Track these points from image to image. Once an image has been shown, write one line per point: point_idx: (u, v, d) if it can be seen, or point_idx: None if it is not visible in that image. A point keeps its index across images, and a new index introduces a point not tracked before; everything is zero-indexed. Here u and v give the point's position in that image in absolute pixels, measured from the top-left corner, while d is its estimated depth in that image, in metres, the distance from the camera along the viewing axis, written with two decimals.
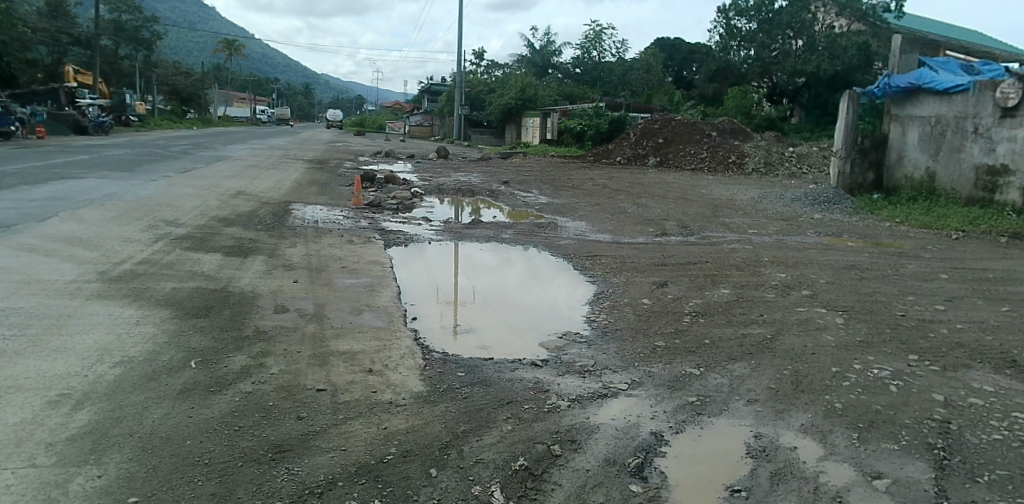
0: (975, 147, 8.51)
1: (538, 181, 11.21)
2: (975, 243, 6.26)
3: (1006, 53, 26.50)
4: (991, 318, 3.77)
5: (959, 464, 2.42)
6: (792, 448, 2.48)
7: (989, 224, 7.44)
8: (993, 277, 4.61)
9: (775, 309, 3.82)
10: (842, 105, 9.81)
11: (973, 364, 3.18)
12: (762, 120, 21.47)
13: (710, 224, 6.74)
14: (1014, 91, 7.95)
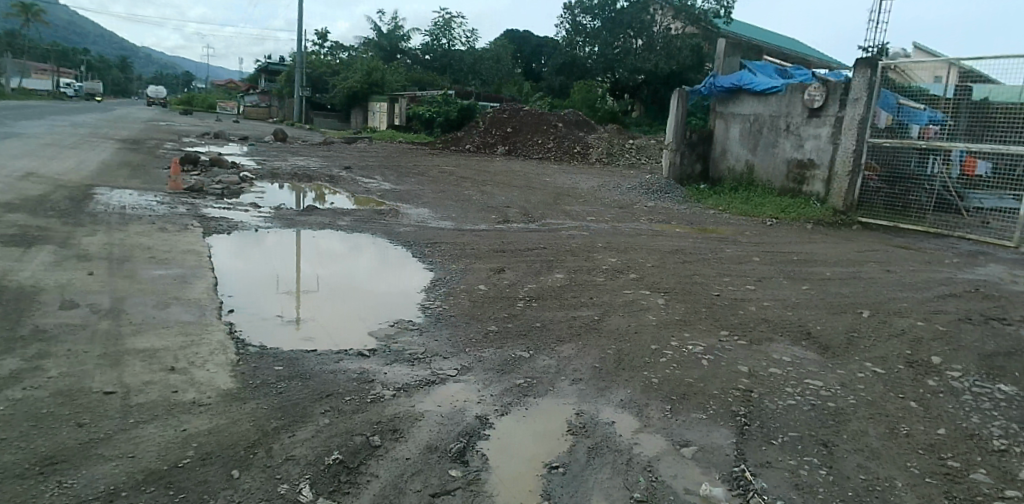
0: (786, 143, 9.45)
1: (382, 167, 11.02)
2: (783, 229, 6.96)
3: (817, 61, 29.71)
4: (792, 296, 4.21)
5: (757, 428, 2.71)
6: (610, 423, 2.61)
7: (797, 213, 8.34)
8: (796, 259, 5.15)
9: (603, 292, 3.98)
10: (672, 102, 10.68)
11: (775, 337, 3.53)
12: (606, 113, 22.06)
13: (552, 212, 6.93)
14: (818, 94, 8.85)
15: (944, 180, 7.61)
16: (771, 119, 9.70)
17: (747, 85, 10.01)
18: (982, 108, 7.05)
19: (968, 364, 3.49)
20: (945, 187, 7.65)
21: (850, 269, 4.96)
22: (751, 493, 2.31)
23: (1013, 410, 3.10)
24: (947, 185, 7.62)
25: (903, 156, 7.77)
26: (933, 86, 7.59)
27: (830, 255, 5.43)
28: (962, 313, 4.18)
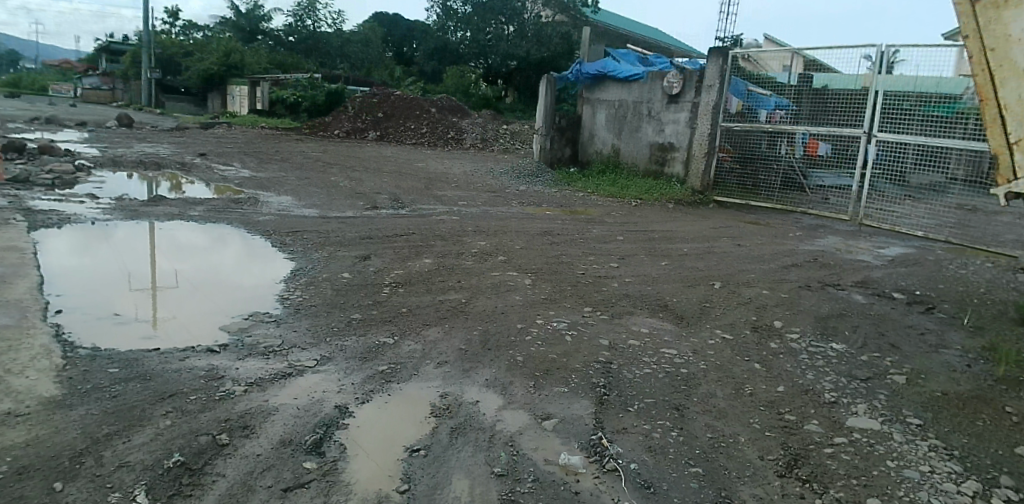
0: (648, 128, 10.06)
1: (241, 153, 10.48)
2: (647, 209, 7.36)
3: (681, 50, 31.42)
4: (652, 271, 4.45)
5: (616, 397, 2.87)
6: (474, 403, 2.67)
7: (661, 194, 8.91)
8: (657, 237, 5.44)
9: (472, 275, 4.02)
10: (541, 87, 10.93)
11: (636, 310, 3.73)
12: (479, 99, 22.28)
13: (422, 197, 6.91)
14: (676, 81, 9.52)
15: (790, 161, 8.12)
16: (634, 104, 10.26)
17: (612, 71, 10.55)
18: (821, 93, 7.68)
19: (806, 326, 3.87)
20: (790, 167, 8.15)
21: (706, 245, 5.33)
22: (606, 460, 2.46)
23: (842, 365, 3.48)
24: (793, 164, 8.08)
25: (753, 138, 8.50)
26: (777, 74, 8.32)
27: (689, 232, 5.79)
28: (802, 281, 4.62)
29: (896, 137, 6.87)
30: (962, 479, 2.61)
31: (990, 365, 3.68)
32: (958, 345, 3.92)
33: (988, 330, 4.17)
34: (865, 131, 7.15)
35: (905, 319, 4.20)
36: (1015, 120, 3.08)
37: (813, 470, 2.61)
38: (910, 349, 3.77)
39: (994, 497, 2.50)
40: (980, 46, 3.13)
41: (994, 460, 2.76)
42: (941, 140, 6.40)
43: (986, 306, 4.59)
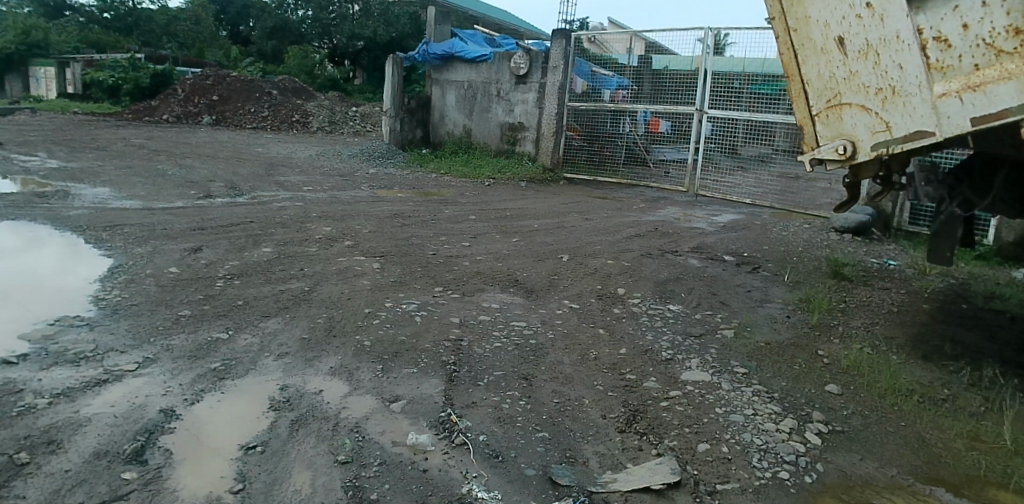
0: (498, 108, 10.38)
1: (48, 142, 9.40)
2: (498, 189, 7.63)
3: (530, 30, 32.31)
4: (502, 249, 4.62)
5: (465, 373, 2.95)
6: (316, 393, 2.64)
7: (511, 173, 9.27)
8: (509, 215, 5.68)
9: (315, 262, 4.00)
10: (388, 68, 10.75)
11: (487, 287, 3.86)
12: (326, 80, 21.77)
13: (263, 184, 6.63)
14: (522, 62, 9.91)
15: (634, 137, 8.72)
16: (482, 85, 10.60)
17: (459, 52, 10.74)
18: (661, 74, 8.21)
19: (647, 291, 4.15)
20: (635, 143, 8.77)
21: (556, 220, 5.60)
22: (455, 434, 2.50)
23: (678, 324, 3.77)
24: (637, 141, 8.69)
25: (599, 117, 9.00)
26: (619, 54, 8.68)
27: (540, 210, 6.05)
28: (645, 250, 4.94)
29: (724, 113, 7.62)
30: (779, 418, 2.95)
31: (805, 314, 4.17)
32: (779, 299, 4.38)
33: (803, 283, 4.71)
34: (696, 107, 7.86)
35: (734, 278, 4.63)
36: (813, 93, 3.48)
37: (650, 423, 2.81)
38: (738, 305, 4.17)
39: (807, 431, 2.89)
40: (786, 27, 3.53)
41: (807, 398, 3.15)
42: (765, 116, 7.17)
43: (802, 263, 5.18)
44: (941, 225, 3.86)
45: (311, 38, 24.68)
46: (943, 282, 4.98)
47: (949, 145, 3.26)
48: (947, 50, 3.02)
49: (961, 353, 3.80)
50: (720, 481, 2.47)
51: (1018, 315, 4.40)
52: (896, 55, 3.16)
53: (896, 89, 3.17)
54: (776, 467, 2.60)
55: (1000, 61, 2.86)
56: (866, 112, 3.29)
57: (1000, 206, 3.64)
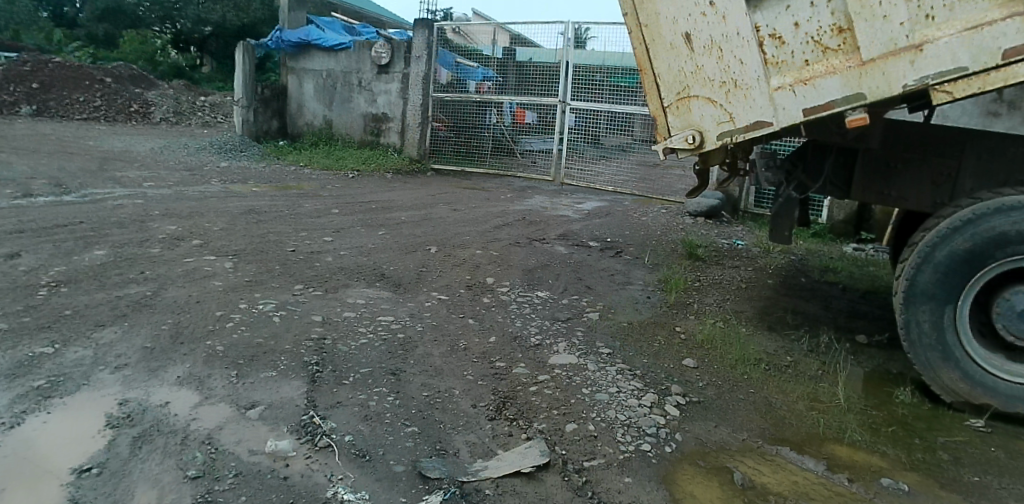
0: (360, 98, 10.62)
1: None
2: (362, 182, 7.64)
3: (392, 18, 31.97)
4: (367, 242, 4.62)
5: (330, 373, 2.85)
6: (162, 405, 2.43)
7: (378, 164, 9.52)
8: (375, 207, 5.79)
9: (159, 264, 3.71)
10: (237, 55, 10.36)
11: (351, 282, 3.81)
12: (168, 67, 20.31)
13: (95, 180, 6.04)
14: (384, 52, 10.24)
15: (501, 128, 9.43)
16: (342, 74, 10.76)
17: (316, 40, 10.83)
18: (524, 66, 8.97)
19: (515, 279, 4.23)
20: (502, 134, 9.49)
21: (424, 212, 5.72)
22: (318, 437, 2.40)
23: (546, 310, 3.86)
24: (503, 132, 9.42)
25: (465, 108, 9.61)
26: (484, 46, 9.36)
27: (405, 202, 6.20)
28: (513, 238, 5.09)
29: (586, 105, 8.43)
30: (641, 393, 3.11)
31: (664, 293, 4.42)
32: (640, 281, 4.61)
33: (662, 264, 5.00)
34: (559, 99, 8.64)
35: (598, 263, 4.83)
36: (664, 87, 3.62)
37: (519, 408, 2.86)
38: (602, 288, 4.35)
39: (666, 404, 3.08)
40: (637, 22, 3.63)
41: (666, 373, 3.35)
42: (625, 107, 8.06)
43: (661, 246, 5.50)
44: (780, 206, 4.21)
45: (150, 22, 22.57)
46: (783, 259, 5.50)
47: (784, 136, 3.60)
48: (781, 46, 3.40)
49: (799, 323, 4.21)
50: (586, 459, 2.56)
51: (846, 285, 4.94)
52: (736, 51, 3.44)
53: (738, 82, 3.45)
54: (638, 440, 2.75)
55: (826, 57, 3.30)
56: (712, 104, 3.51)
57: (830, 188, 3.98)
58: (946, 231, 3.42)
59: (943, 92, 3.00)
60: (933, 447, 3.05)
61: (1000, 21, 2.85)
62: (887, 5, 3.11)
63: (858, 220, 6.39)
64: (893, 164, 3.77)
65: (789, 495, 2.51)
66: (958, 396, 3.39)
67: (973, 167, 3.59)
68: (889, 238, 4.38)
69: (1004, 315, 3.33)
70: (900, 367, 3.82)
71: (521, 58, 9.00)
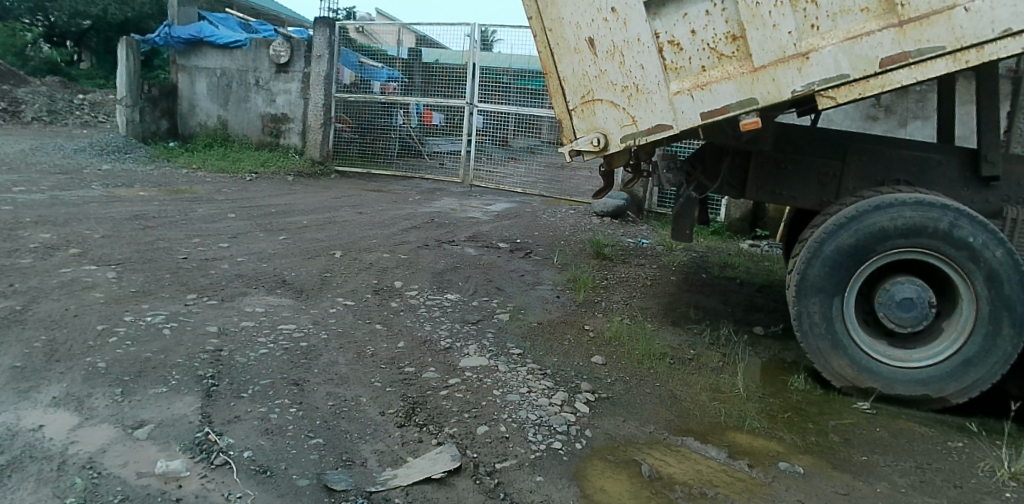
0: (258, 98, 10.73)
1: None
2: (261, 186, 7.50)
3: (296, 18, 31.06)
4: (267, 247, 4.59)
5: (227, 386, 2.71)
6: (35, 430, 2.23)
7: (276, 166, 9.70)
8: (275, 212, 5.84)
9: (32, 275, 3.45)
10: (121, 50, 10.54)
11: (250, 290, 3.70)
12: (42, 64, 18.89)
13: None
14: (283, 50, 10.36)
15: (407, 129, 9.83)
16: (238, 73, 10.83)
17: (208, 36, 10.83)
18: (432, 66, 9.41)
19: (424, 282, 4.24)
20: (408, 134, 9.90)
21: (328, 216, 5.83)
22: (213, 455, 2.26)
23: (455, 313, 3.85)
24: (411, 133, 9.84)
25: (370, 109, 9.96)
26: (388, 47, 9.71)
27: (309, 205, 6.38)
28: (422, 241, 5.20)
29: (492, 106, 8.94)
30: (552, 392, 3.14)
31: (573, 292, 4.50)
32: (549, 281, 4.68)
33: (571, 264, 5.11)
34: (467, 100, 9.07)
35: (508, 265, 4.90)
36: (569, 90, 3.59)
37: (430, 413, 2.81)
38: (512, 289, 4.39)
39: (577, 401, 3.12)
40: (541, 26, 3.59)
41: (576, 371, 3.39)
42: (531, 109, 8.61)
43: (570, 246, 5.62)
44: (681, 206, 4.38)
45: (19, 12, 20.48)
46: (685, 256, 5.75)
47: (683, 138, 3.74)
48: (679, 52, 3.52)
49: (701, 317, 4.40)
50: (498, 461, 2.55)
51: (744, 280, 5.21)
52: (637, 56, 3.52)
53: (639, 86, 3.53)
54: (550, 438, 2.76)
55: (721, 64, 3.46)
56: (616, 108, 3.56)
57: (726, 188, 4.15)
58: (834, 226, 3.62)
59: (827, 97, 3.25)
60: (825, 430, 3.25)
61: (876, 32, 3.14)
62: (776, 15, 3.32)
63: (754, 217, 6.77)
64: (785, 165, 3.98)
65: (695, 484, 2.60)
66: (846, 382, 3.62)
67: (855, 167, 3.87)
68: (781, 235, 4.65)
69: (885, 304, 3.64)
70: (794, 356, 4.05)
71: (428, 59, 9.43)
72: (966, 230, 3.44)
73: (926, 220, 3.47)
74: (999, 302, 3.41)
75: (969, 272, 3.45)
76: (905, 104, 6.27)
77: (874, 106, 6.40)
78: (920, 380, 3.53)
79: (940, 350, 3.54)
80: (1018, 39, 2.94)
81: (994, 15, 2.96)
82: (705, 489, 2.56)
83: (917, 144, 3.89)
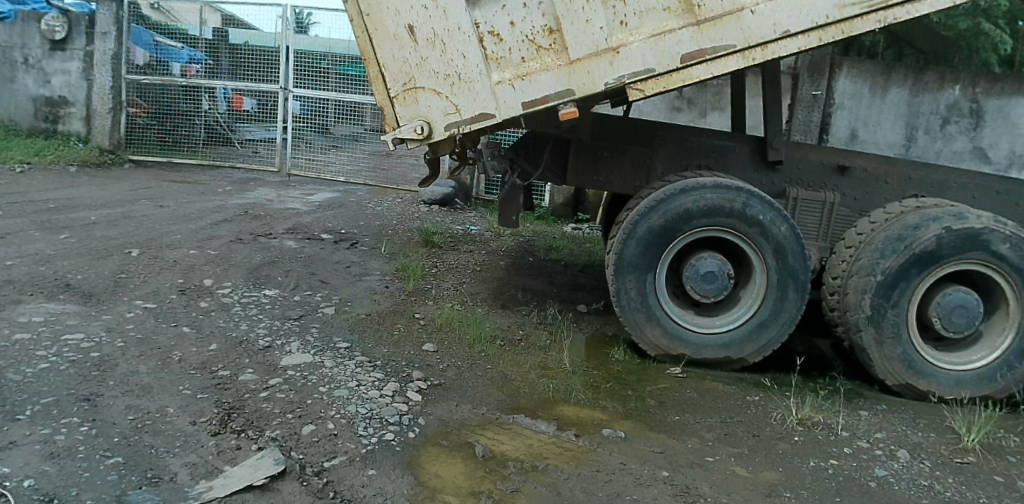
0: (29, 79, 9.63)
1: None
2: (43, 177, 6.72)
3: None
4: (46, 248, 4.14)
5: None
6: None
7: (55, 155, 8.82)
8: (54, 207, 5.29)
9: None
10: None
11: (25, 298, 3.32)
12: None
13: None
14: (59, 25, 9.45)
15: (214, 115, 9.70)
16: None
17: None
18: (240, 48, 9.53)
19: (239, 280, 4.09)
20: (215, 120, 9.76)
21: (122, 211, 5.42)
22: None
23: (274, 309, 3.73)
24: (218, 118, 9.72)
25: (170, 93, 9.65)
26: (188, 27, 9.69)
27: (100, 199, 5.91)
28: (235, 236, 5.06)
29: (311, 92, 9.28)
30: (383, 383, 3.10)
31: (401, 282, 4.55)
32: (377, 271, 4.73)
33: (398, 254, 5.21)
34: (281, 85, 9.33)
35: (332, 257, 4.93)
36: (390, 77, 3.52)
37: (248, 418, 2.64)
38: (337, 282, 4.38)
39: (408, 390, 3.10)
40: (358, 10, 3.47)
41: (407, 360, 3.39)
42: (349, 96, 9.14)
43: (397, 236, 5.79)
44: (506, 192, 4.51)
45: None
46: (512, 241, 6.03)
47: (507, 127, 3.82)
48: (499, 43, 3.58)
49: (529, 299, 4.60)
50: (327, 459, 2.45)
51: (568, 261, 5.55)
52: (458, 45, 3.53)
53: (461, 75, 3.54)
54: (382, 430, 2.72)
55: (540, 55, 3.58)
56: (439, 96, 3.55)
57: (549, 175, 4.36)
58: (645, 208, 3.90)
59: (637, 89, 3.49)
60: (644, 395, 3.53)
61: (677, 30, 3.43)
62: (588, 10, 3.50)
63: (575, 203, 7.23)
64: (601, 152, 4.25)
65: (526, 458, 2.69)
66: (660, 350, 3.95)
67: (663, 153, 4.21)
68: (599, 220, 4.97)
69: (691, 278, 3.99)
70: (614, 329, 4.36)
71: (236, 41, 9.56)
72: (756, 209, 3.87)
73: (723, 201, 3.87)
74: (784, 271, 3.90)
75: (759, 246, 3.89)
76: (704, 96, 6.98)
77: (679, 98, 7.05)
78: (724, 343, 3.95)
79: (740, 315, 3.97)
80: (794, 40, 3.36)
81: (774, 17, 3.35)
82: (535, 462, 2.66)
83: (717, 133, 4.29)
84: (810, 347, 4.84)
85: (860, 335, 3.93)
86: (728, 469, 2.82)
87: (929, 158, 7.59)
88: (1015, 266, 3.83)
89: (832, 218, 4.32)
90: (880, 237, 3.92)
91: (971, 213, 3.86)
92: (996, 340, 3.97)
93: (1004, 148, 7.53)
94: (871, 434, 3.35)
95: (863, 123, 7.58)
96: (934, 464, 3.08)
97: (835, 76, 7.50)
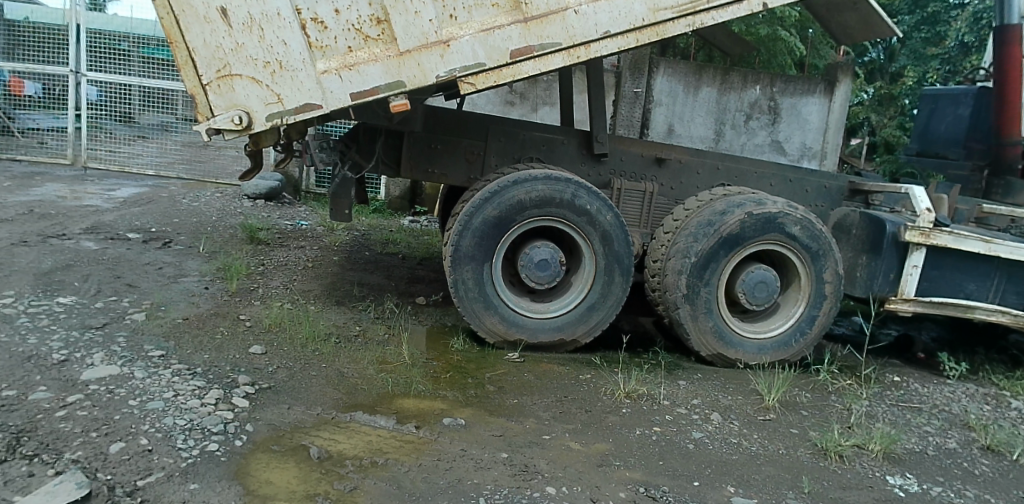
0: None
1: None
2: None
3: None
4: None
5: None
6: None
7: None
8: None
9: None
10: None
11: None
12: None
13: None
14: None
15: None
16: None
17: None
18: (19, 25, 8.60)
19: (23, 287, 3.62)
20: None
21: None
22: None
23: (71, 318, 3.37)
24: None
25: None
26: None
27: None
28: (17, 238, 4.45)
29: (113, 77, 8.48)
30: (204, 391, 2.91)
31: (223, 283, 4.31)
32: (195, 272, 4.45)
33: (219, 253, 4.92)
34: (70, 68, 8.39)
35: (141, 257, 4.52)
36: (201, 62, 3.28)
37: (43, 440, 2.36)
38: (147, 285, 4.04)
39: (234, 397, 2.94)
40: None
41: (232, 365, 3.23)
42: (157, 82, 8.48)
43: (218, 233, 5.46)
44: (337, 187, 4.36)
45: None
46: (346, 236, 5.92)
47: (336, 118, 3.72)
48: (324, 31, 3.45)
49: (366, 293, 4.55)
50: (140, 477, 2.25)
51: (405, 255, 5.56)
52: (279, 32, 3.37)
53: (282, 63, 3.39)
54: (204, 441, 2.55)
55: (367, 46, 3.50)
56: (257, 83, 3.37)
57: (382, 167, 4.33)
58: (480, 200, 4.00)
59: (468, 83, 3.56)
60: (483, 382, 3.63)
61: (505, 26, 3.53)
62: (417, 3, 3.49)
63: (411, 195, 7.26)
64: (435, 145, 4.29)
65: (364, 455, 2.66)
66: (498, 337, 4.10)
67: (496, 146, 4.34)
68: (435, 211, 5.01)
69: (526, 266, 4.16)
70: (453, 320, 4.45)
71: (13, 17, 8.60)
72: (584, 199, 4.11)
73: (554, 192, 4.07)
74: (611, 256, 4.19)
75: (588, 233, 4.14)
76: (535, 91, 7.28)
77: (512, 92, 7.28)
78: (558, 327, 4.17)
79: (571, 300, 4.21)
80: (614, 40, 3.61)
81: (595, 18, 3.57)
82: (375, 458, 2.65)
83: (547, 127, 4.50)
84: (635, 325, 5.27)
85: (678, 312, 4.34)
86: (563, 444, 3.00)
87: (734, 151, 8.52)
88: (804, 244, 4.42)
89: (651, 206, 4.72)
90: (693, 222, 4.34)
91: (768, 200, 4.40)
92: (789, 309, 4.57)
93: (796, 142, 8.65)
94: (689, 401, 3.73)
95: (679, 119, 8.33)
96: (741, 423, 3.50)
97: (654, 74, 8.15)
